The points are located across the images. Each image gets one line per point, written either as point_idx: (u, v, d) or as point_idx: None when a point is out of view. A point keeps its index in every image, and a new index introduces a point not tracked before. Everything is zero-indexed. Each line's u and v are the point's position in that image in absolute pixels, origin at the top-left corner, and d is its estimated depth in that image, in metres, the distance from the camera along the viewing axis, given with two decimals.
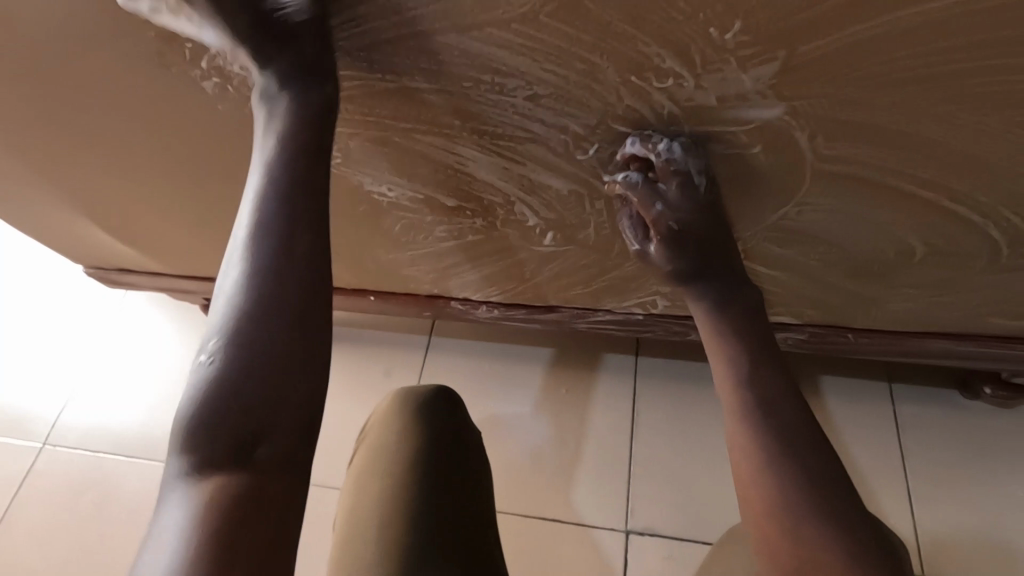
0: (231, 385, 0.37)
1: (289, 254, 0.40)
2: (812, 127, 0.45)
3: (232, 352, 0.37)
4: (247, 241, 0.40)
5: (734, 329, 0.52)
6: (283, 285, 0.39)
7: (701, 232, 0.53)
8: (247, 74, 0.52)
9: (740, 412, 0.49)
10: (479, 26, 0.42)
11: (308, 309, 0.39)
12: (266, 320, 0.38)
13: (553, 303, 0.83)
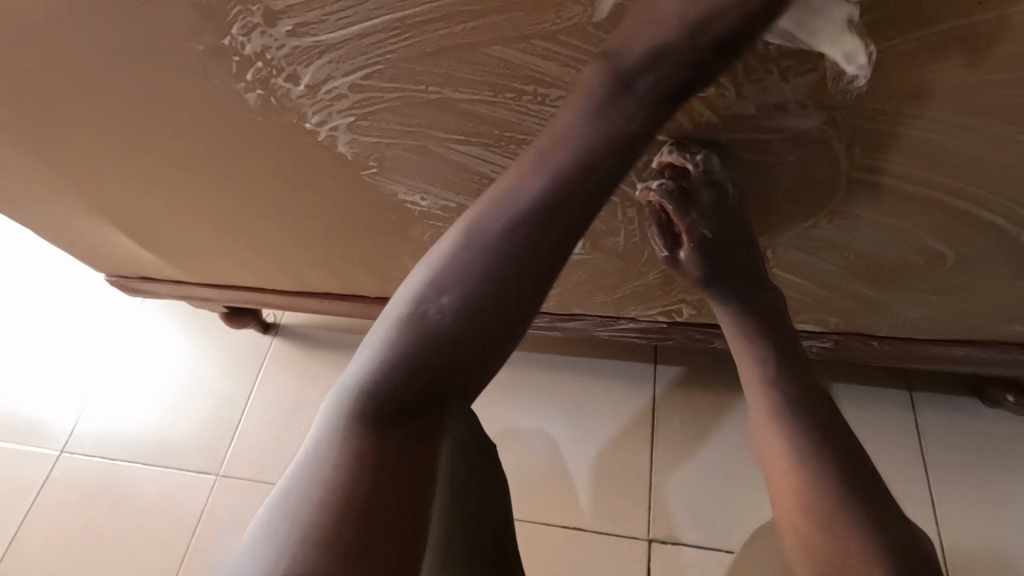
0: (416, 366, 0.37)
1: (525, 246, 0.39)
2: (848, 136, 0.46)
3: (430, 326, 0.37)
4: (496, 218, 0.39)
5: (756, 329, 0.55)
6: (501, 287, 0.38)
7: (729, 237, 0.54)
8: (290, 87, 0.53)
9: (767, 408, 0.51)
10: (525, 40, 0.43)
11: (507, 321, 0.38)
12: (482, 311, 0.38)
13: (576, 311, 0.84)
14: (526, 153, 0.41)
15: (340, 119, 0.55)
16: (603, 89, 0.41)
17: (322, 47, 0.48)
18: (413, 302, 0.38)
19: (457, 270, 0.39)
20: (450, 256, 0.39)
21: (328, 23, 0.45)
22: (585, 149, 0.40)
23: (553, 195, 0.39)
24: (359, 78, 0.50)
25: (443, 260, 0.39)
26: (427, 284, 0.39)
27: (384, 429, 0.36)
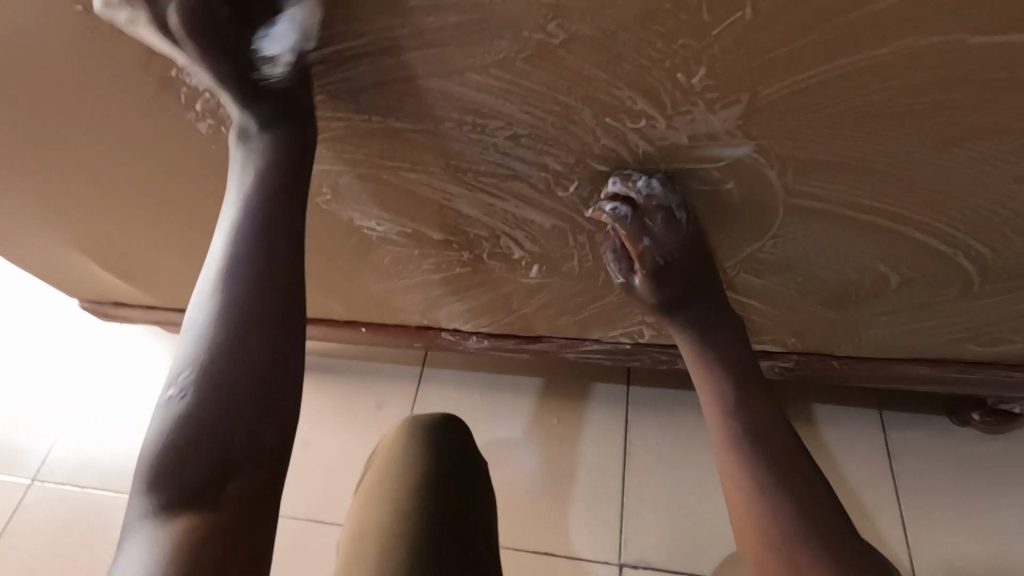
0: (200, 416, 0.39)
1: (255, 291, 0.42)
2: (780, 164, 0.47)
3: (200, 382, 0.39)
4: (216, 280, 0.42)
5: (719, 358, 0.54)
6: (257, 324, 0.41)
7: (682, 261, 0.55)
8: None
9: (724, 439, 0.50)
10: (458, 73, 0.44)
11: (280, 344, 0.41)
12: (231, 352, 0.40)
13: (542, 333, 0.84)
14: (227, 210, 0.45)
15: None
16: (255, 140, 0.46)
17: None
18: (178, 371, 0.40)
19: (217, 312, 0.41)
20: (210, 305, 0.42)
21: None
22: (266, 192, 0.45)
23: (266, 232, 0.44)
24: None
25: (213, 305, 0.42)
26: (206, 331, 0.41)
27: (203, 496, 0.37)
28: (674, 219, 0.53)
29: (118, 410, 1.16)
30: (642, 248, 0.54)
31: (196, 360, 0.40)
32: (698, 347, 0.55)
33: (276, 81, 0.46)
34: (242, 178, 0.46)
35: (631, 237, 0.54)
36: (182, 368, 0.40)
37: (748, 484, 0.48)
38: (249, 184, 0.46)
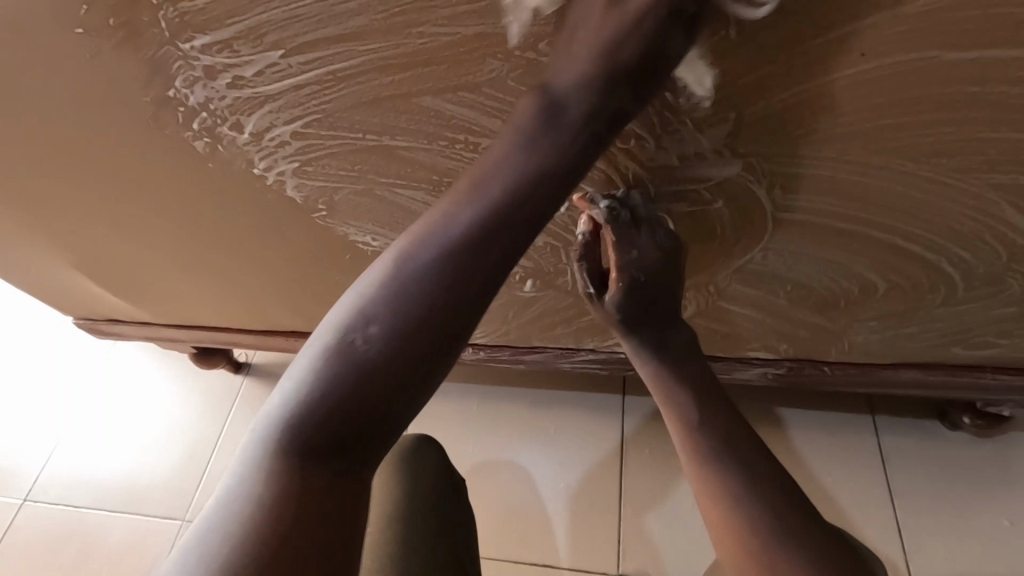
0: (306, 420, 0.34)
1: (454, 276, 0.36)
2: (767, 180, 0.48)
3: (367, 350, 0.35)
4: (394, 262, 0.37)
5: (675, 375, 0.56)
6: (410, 337, 0.35)
7: (654, 283, 0.55)
8: (235, 134, 0.54)
9: (691, 455, 0.52)
10: (451, 92, 0.46)
11: (419, 370, 0.35)
12: (411, 341, 0.35)
13: (537, 344, 0.85)
14: (462, 181, 0.40)
15: (286, 164, 0.57)
16: (540, 113, 0.41)
17: (262, 97, 0.49)
18: (356, 317, 0.36)
19: (387, 301, 0.36)
20: (375, 289, 0.36)
21: (264, 76, 0.47)
22: (515, 179, 0.39)
23: (479, 228, 0.38)
24: (300, 126, 0.52)
25: (372, 290, 0.37)
26: (356, 312, 0.36)
27: (288, 493, 0.33)
28: (658, 233, 0.53)
29: (112, 428, 1.15)
30: (625, 262, 0.54)
31: (379, 322, 0.35)
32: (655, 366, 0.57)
33: (523, 102, 0.42)
34: (494, 145, 0.41)
35: (617, 250, 0.53)
36: (363, 322, 0.36)
37: (717, 497, 0.50)
38: (464, 183, 0.40)
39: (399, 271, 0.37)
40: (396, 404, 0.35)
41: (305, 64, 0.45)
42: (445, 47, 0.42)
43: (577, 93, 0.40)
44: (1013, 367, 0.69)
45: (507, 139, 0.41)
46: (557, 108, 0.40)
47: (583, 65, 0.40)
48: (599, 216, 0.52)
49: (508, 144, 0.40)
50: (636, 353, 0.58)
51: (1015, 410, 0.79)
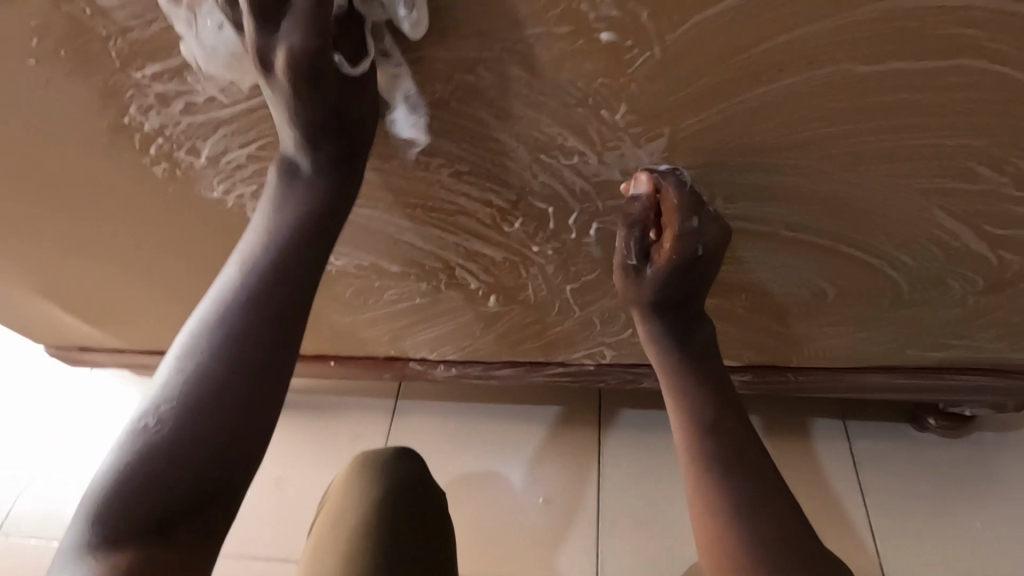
0: (154, 461, 0.38)
1: (240, 344, 0.42)
2: (708, 190, 0.50)
3: (163, 429, 0.39)
4: (214, 305, 0.44)
5: (691, 374, 0.53)
6: (236, 360, 0.42)
7: (701, 265, 0.52)
8: (192, 159, 0.55)
9: (691, 452, 0.49)
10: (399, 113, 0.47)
11: (255, 386, 0.42)
12: (201, 406, 0.40)
13: (506, 359, 0.86)
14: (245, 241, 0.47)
15: (244, 187, 0.58)
16: (285, 179, 0.49)
17: (216, 121, 0.51)
18: (154, 408, 0.40)
19: (212, 339, 0.42)
20: (200, 334, 0.43)
21: (216, 102, 0.48)
22: (272, 228, 0.47)
23: (285, 266, 0.45)
24: (255, 150, 0.53)
25: (199, 335, 0.43)
26: (185, 356, 0.42)
27: (149, 530, 0.37)
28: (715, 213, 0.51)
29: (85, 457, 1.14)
30: (681, 234, 0.50)
31: (171, 407, 0.40)
32: (674, 358, 0.54)
33: (280, 124, 0.47)
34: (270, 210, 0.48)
35: (676, 220, 0.49)
36: (165, 392, 0.41)
37: (712, 498, 0.46)
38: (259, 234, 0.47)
39: (190, 353, 0.42)
40: (208, 476, 0.39)
41: (255, 89, 0.47)
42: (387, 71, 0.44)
43: (306, 162, 0.49)
44: (968, 367, 0.71)
45: (286, 206, 0.48)
46: (308, 192, 0.48)
47: (298, 117, 0.45)
48: (668, 182, 0.48)
49: (288, 198, 0.48)
50: (654, 339, 0.56)
51: (976, 410, 0.80)
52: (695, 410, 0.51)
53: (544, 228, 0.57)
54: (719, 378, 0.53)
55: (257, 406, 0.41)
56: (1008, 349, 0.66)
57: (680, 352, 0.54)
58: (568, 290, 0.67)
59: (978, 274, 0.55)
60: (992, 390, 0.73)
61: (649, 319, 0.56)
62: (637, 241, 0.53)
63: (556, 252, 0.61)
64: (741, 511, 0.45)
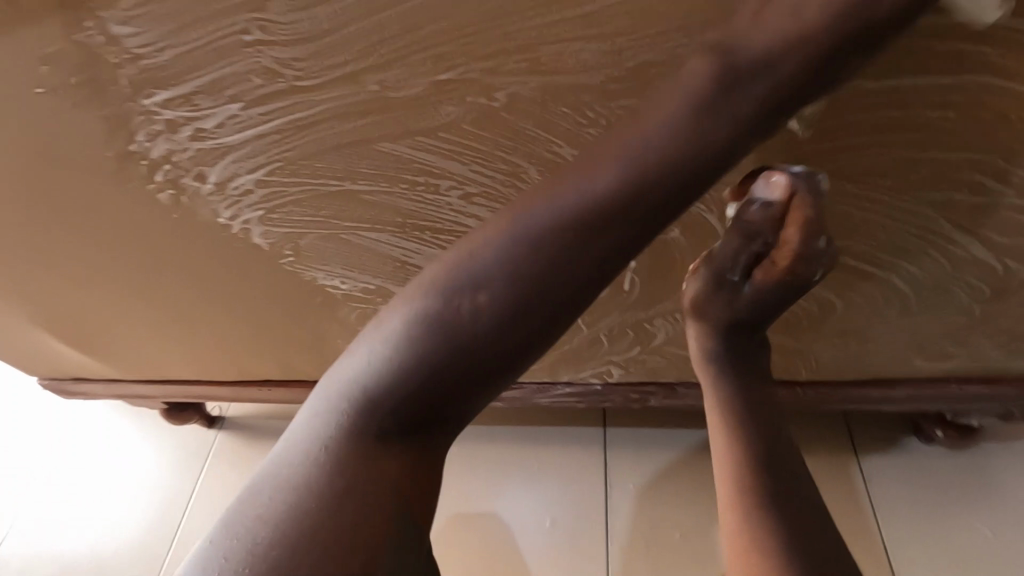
0: (369, 400, 0.40)
1: (439, 362, 0.39)
2: (719, 207, 0.50)
3: (355, 427, 0.40)
4: (488, 261, 0.39)
5: (743, 398, 0.54)
6: (469, 338, 0.39)
7: (801, 284, 0.51)
8: (199, 185, 0.55)
9: (735, 483, 0.51)
10: (410, 138, 0.47)
11: (484, 364, 0.40)
12: (400, 414, 0.40)
13: (512, 380, 0.85)
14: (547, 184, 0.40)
15: (251, 212, 0.58)
16: (660, 132, 0.37)
17: (224, 147, 0.50)
18: (337, 404, 0.41)
19: (461, 287, 0.40)
20: (443, 287, 0.40)
21: (225, 128, 0.48)
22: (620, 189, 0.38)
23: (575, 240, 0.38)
24: (263, 175, 0.53)
25: (446, 281, 0.40)
26: (418, 310, 0.40)
27: (366, 458, 0.40)
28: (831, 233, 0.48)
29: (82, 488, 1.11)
30: (803, 254, 0.48)
31: (354, 409, 0.40)
32: (727, 378, 0.55)
33: (666, 102, 0.38)
34: (596, 158, 0.39)
35: (803, 238, 0.45)
36: (369, 390, 0.40)
37: (747, 523, 0.49)
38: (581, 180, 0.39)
39: (386, 358, 0.40)
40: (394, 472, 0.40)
41: (264, 115, 0.47)
42: (398, 95, 0.44)
43: (702, 121, 0.37)
44: (975, 377, 0.71)
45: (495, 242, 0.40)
46: (574, 220, 0.38)
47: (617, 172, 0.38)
48: (805, 193, 0.43)
49: (628, 154, 0.38)
50: (712, 358, 0.57)
51: (984, 419, 0.80)
52: (739, 435, 0.52)
53: None
54: (767, 403, 0.54)
55: (439, 415, 0.41)
56: (1013, 357, 0.66)
57: (731, 376, 0.56)
58: (577, 309, 0.66)
59: (983, 282, 0.55)
60: (1000, 399, 0.73)
61: (706, 339, 0.57)
62: (746, 253, 0.49)
63: None
64: (773, 542, 0.47)
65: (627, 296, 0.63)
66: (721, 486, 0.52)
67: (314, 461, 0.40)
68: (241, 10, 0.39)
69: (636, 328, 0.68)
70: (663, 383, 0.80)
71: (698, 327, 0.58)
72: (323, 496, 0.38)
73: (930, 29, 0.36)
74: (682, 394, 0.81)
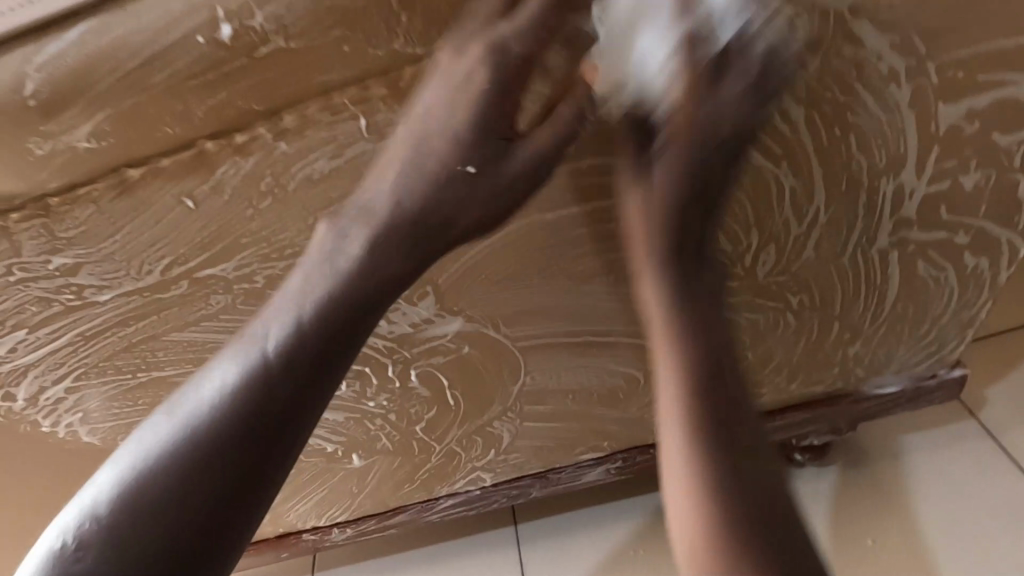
0: (214, 437, 0.37)
1: (271, 388, 0.39)
2: (492, 322, 0.58)
3: (187, 450, 0.37)
4: (284, 308, 0.41)
5: (705, 359, 0.45)
6: (289, 366, 0.40)
7: (718, 175, 0.45)
8: (11, 403, 0.57)
9: (696, 432, 0.43)
10: (195, 325, 0.53)
11: (293, 383, 0.39)
12: (223, 437, 0.37)
13: (397, 505, 0.86)
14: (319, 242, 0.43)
15: (71, 415, 0.60)
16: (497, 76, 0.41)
17: (26, 366, 0.54)
18: (216, 373, 0.40)
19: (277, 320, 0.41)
20: (271, 329, 0.41)
21: (20, 350, 0.52)
22: (374, 237, 0.43)
23: (377, 281, 0.43)
24: (71, 381, 0.56)
25: (277, 318, 0.41)
26: (238, 354, 0.40)
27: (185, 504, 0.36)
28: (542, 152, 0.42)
29: None
30: (692, 142, 0.44)
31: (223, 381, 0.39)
32: (688, 319, 0.45)
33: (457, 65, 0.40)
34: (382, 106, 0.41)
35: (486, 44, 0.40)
36: (206, 413, 0.38)
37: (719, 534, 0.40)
38: (358, 216, 0.43)
39: (222, 390, 0.39)
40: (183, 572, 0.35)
41: (54, 332, 0.51)
42: (168, 294, 0.50)
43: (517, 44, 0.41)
44: (791, 405, 0.79)
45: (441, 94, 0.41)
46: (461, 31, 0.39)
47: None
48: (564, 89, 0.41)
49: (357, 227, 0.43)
50: (676, 309, 0.46)
51: (824, 437, 0.87)
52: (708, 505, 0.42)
53: (369, 384, 0.63)
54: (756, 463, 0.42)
55: (275, 421, 0.38)
56: (807, 383, 0.75)
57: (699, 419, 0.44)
58: (419, 430, 0.71)
59: (740, 333, 0.64)
60: (819, 419, 0.81)
61: (683, 367, 0.44)
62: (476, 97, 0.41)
63: (391, 401, 0.65)
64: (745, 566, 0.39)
65: (456, 409, 0.68)
66: (687, 567, 0.41)
67: (163, 439, 0.38)
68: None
69: (480, 432, 0.73)
70: (535, 474, 0.84)
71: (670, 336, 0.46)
72: (128, 526, 0.35)
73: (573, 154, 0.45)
74: (556, 479, 0.85)
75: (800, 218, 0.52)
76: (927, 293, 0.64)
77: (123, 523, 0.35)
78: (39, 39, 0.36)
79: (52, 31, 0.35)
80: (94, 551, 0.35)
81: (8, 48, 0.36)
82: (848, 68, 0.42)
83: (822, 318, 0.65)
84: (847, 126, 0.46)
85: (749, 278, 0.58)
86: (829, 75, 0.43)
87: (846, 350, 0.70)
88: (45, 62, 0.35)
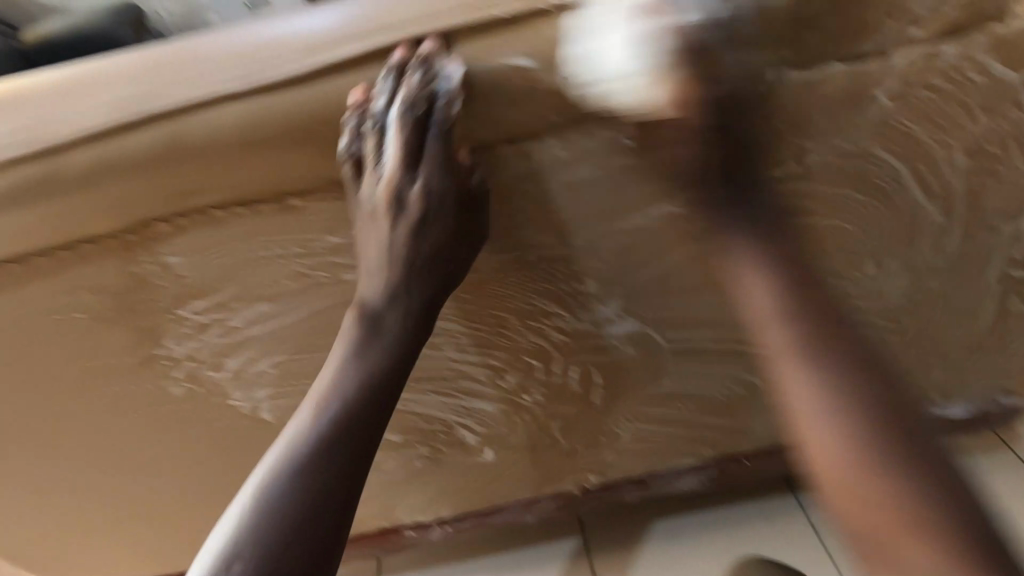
0: (327, 436, 0.49)
1: (371, 396, 0.51)
2: (658, 325, 0.65)
3: (305, 451, 0.48)
4: (358, 336, 0.52)
5: (784, 264, 0.47)
6: (377, 377, 0.52)
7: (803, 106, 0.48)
8: (216, 373, 0.61)
9: (810, 340, 0.44)
10: None
11: (380, 393, 0.52)
12: (337, 435, 0.49)
13: (499, 504, 0.90)
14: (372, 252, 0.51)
15: (262, 390, 0.63)
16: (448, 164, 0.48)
17: (249, 338, 0.58)
18: (317, 393, 0.51)
19: (357, 346, 0.52)
20: (353, 355, 0.52)
21: (253, 322, 0.57)
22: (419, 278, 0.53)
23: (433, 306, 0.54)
24: (279, 356, 0.60)
25: (354, 344, 0.52)
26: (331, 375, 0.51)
27: (321, 488, 0.47)
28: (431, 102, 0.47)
29: None
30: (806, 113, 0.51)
31: (326, 395, 0.51)
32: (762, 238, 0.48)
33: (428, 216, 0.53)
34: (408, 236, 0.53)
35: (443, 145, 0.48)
36: (316, 422, 0.49)
37: (839, 430, 0.41)
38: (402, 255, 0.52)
39: (318, 412, 0.50)
40: (322, 553, 0.46)
41: (289, 308, 0.56)
42: None
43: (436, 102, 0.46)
44: None
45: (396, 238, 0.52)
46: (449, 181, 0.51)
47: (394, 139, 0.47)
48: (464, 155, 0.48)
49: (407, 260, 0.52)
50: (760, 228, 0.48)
51: None
52: (918, 512, 0.38)
53: (532, 376, 0.69)
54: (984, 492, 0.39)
55: (375, 419, 0.51)
56: None
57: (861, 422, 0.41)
58: (555, 426, 0.76)
59: None
60: None
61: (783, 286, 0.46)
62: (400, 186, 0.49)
63: (545, 396, 0.72)
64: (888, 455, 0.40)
65: (596, 407, 0.74)
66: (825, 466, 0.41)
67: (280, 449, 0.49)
68: (287, 234, 0.51)
69: (606, 432, 0.79)
70: (634, 479, 0.90)
71: (784, 334, 0.45)
72: (278, 514, 0.45)
73: (782, 176, 0.54)
74: (651, 484, 0.91)
75: (936, 250, 0.62)
76: (1011, 325, 0.74)
77: (273, 514, 0.45)
78: (428, 50, 0.45)
79: (440, 47, 0.45)
80: (254, 537, 0.44)
81: (398, 55, 0.45)
82: (1009, 127, 0.53)
83: (923, 342, 0.74)
84: (994, 173, 0.56)
85: (880, 300, 0.66)
86: (994, 131, 0.53)
87: (934, 372, 0.79)
88: (427, 68, 0.45)
